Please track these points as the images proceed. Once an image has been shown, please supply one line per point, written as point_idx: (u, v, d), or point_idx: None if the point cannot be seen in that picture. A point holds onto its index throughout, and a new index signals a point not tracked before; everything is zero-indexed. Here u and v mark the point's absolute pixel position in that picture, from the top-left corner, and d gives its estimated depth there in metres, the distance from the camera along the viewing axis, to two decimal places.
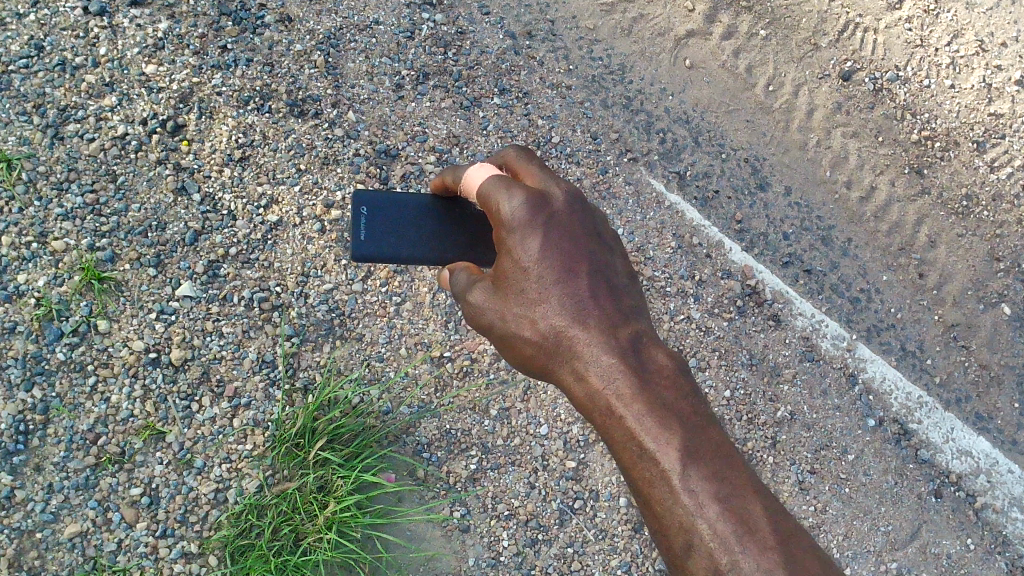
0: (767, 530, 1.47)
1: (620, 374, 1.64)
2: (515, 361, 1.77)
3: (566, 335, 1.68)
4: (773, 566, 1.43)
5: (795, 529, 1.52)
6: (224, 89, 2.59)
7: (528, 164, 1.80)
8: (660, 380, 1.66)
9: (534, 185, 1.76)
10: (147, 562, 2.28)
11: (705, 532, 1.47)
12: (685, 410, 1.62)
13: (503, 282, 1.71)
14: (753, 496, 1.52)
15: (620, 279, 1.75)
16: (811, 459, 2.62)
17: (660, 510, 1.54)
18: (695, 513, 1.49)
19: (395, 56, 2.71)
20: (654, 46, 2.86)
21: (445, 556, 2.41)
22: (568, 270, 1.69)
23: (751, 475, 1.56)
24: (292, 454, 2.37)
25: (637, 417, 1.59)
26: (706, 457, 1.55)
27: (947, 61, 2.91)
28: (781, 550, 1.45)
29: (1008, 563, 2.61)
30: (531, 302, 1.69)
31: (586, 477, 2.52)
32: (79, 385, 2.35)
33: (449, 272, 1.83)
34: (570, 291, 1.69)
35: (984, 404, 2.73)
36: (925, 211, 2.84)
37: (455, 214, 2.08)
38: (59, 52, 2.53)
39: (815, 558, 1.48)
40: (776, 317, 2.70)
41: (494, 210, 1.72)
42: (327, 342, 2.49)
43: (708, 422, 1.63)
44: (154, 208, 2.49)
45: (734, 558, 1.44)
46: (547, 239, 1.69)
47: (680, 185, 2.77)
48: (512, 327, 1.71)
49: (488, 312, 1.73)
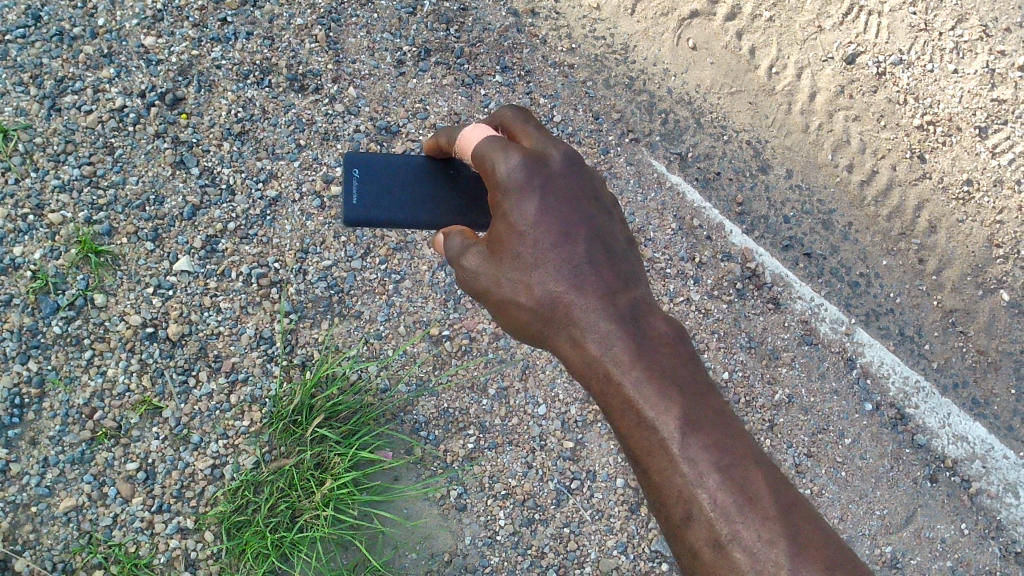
0: (768, 500, 1.48)
1: (617, 341, 1.64)
2: (508, 327, 1.76)
3: (563, 301, 1.67)
4: (774, 536, 1.44)
5: (796, 498, 1.53)
6: (223, 62, 2.57)
7: (525, 124, 1.77)
8: (659, 348, 1.66)
9: (531, 147, 1.73)
10: (143, 538, 2.27)
11: (706, 502, 1.48)
12: (683, 377, 1.62)
13: (498, 245, 1.68)
14: (753, 465, 1.53)
15: (618, 243, 1.74)
16: (808, 443, 2.62)
17: (659, 480, 1.54)
18: (696, 483, 1.49)
19: (397, 32, 2.69)
20: (657, 26, 2.84)
21: (442, 535, 2.41)
22: (565, 234, 1.67)
23: (750, 443, 1.58)
24: (289, 431, 2.36)
25: (635, 384, 1.60)
26: (706, 426, 1.55)
27: (950, 46, 2.90)
28: (783, 520, 1.46)
29: (1001, 548, 2.62)
30: (527, 267, 1.67)
31: (583, 457, 2.51)
32: (75, 358, 2.34)
33: (442, 235, 1.79)
34: (567, 255, 1.67)
35: (981, 389, 2.73)
36: (926, 196, 2.83)
37: (450, 176, 2.04)
38: (57, 22, 2.51)
39: (815, 528, 1.50)
40: (775, 300, 2.70)
41: (490, 171, 1.69)
42: (325, 319, 2.47)
43: (708, 390, 1.63)
44: (152, 182, 2.47)
45: (735, 529, 1.45)
46: (544, 202, 1.67)
47: (682, 166, 2.76)
48: (507, 292, 1.69)
49: (481, 277, 1.70)
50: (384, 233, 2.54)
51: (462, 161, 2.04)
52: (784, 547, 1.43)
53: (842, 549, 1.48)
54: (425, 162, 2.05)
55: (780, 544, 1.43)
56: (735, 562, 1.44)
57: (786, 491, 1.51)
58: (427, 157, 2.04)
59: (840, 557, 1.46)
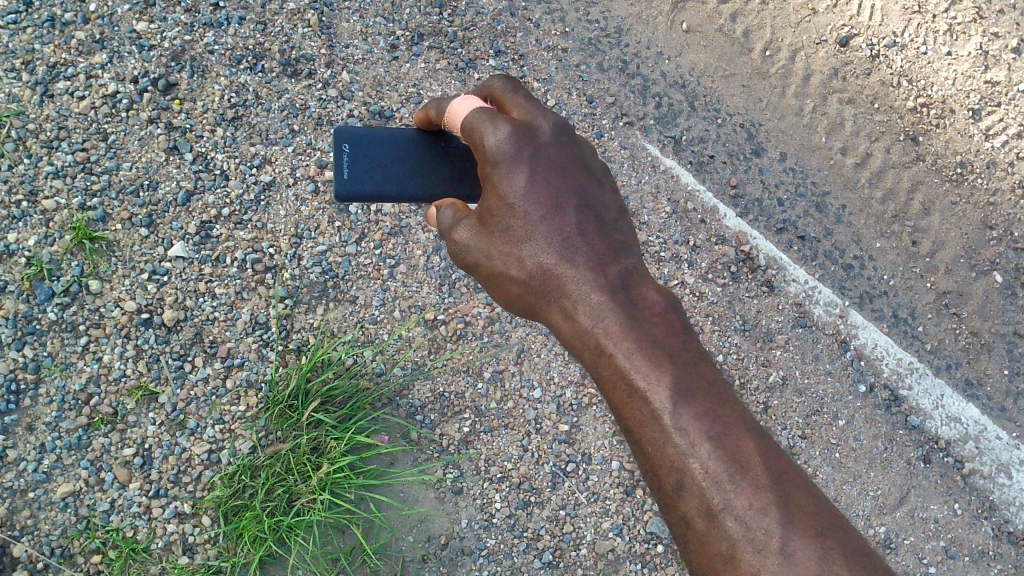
0: (759, 468, 1.48)
1: (609, 313, 1.65)
2: (503, 301, 1.79)
3: (554, 273, 1.68)
4: (766, 504, 1.43)
5: (788, 466, 1.52)
6: (216, 47, 2.56)
7: (514, 94, 1.78)
8: (651, 318, 1.66)
9: (520, 118, 1.74)
10: (140, 522, 2.28)
11: (698, 471, 1.47)
12: (674, 346, 1.62)
13: (489, 218, 1.69)
14: (746, 433, 1.52)
15: (609, 215, 1.75)
16: (802, 424, 2.63)
17: (651, 450, 1.55)
18: (688, 453, 1.49)
19: (390, 16, 2.69)
20: (650, 9, 2.84)
21: (438, 518, 2.42)
22: (555, 206, 1.68)
23: (743, 411, 1.57)
24: (286, 416, 2.37)
25: (627, 355, 1.60)
26: (698, 394, 1.55)
27: (944, 28, 2.88)
28: (774, 488, 1.46)
29: (994, 528, 2.63)
30: (518, 240, 1.68)
31: (578, 440, 2.52)
32: (70, 345, 2.34)
33: (435, 210, 1.80)
34: (558, 227, 1.68)
35: (974, 370, 2.74)
36: (920, 178, 2.84)
37: (440, 146, 2.05)
38: (48, 8, 2.50)
39: (808, 495, 1.49)
40: (769, 283, 2.71)
41: (479, 143, 1.69)
42: (321, 304, 2.48)
43: (701, 359, 1.64)
44: (146, 167, 2.46)
45: (727, 498, 1.45)
46: (533, 173, 1.67)
47: (676, 149, 2.77)
48: (499, 264, 1.71)
49: (473, 250, 1.72)
50: (380, 218, 2.54)
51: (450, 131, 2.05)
52: (776, 515, 1.43)
53: (835, 517, 1.48)
54: (418, 142, 2.05)
55: (771, 513, 1.43)
56: (727, 531, 1.44)
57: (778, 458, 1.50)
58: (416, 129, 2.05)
59: (833, 525, 1.45)
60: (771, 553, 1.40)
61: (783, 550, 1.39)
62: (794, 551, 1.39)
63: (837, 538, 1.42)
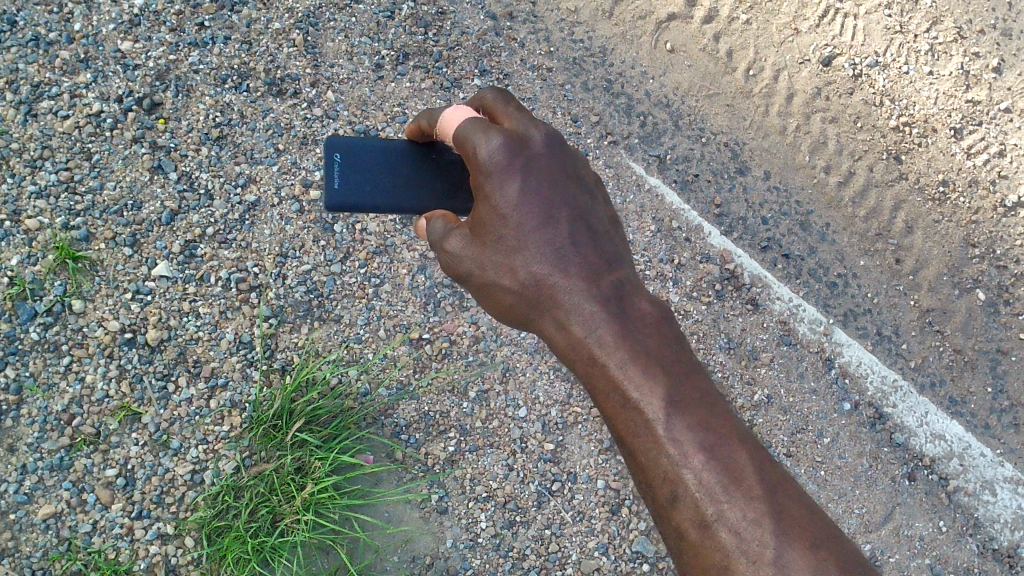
0: (753, 478, 1.47)
1: (602, 323, 1.65)
2: (495, 311, 1.78)
3: (547, 283, 1.68)
4: (760, 515, 1.43)
5: (782, 476, 1.52)
6: (201, 66, 2.57)
7: (505, 105, 1.77)
8: (644, 328, 1.66)
9: (513, 128, 1.73)
10: (123, 544, 2.26)
11: (692, 482, 1.47)
12: (667, 357, 1.62)
13: (481, 229, 1.69)
14: (739, 443, 1.51)
15: (601, 225, 1.75)
16: (787, 443, 2.63)
17: (645, 461, 1.54)
18: (682, 464, 1.48)
19: (376, 36, 2.70)
20: (635, 29, 2.86)
21: (422, 537, 2.41)
22: (547, 216, 1.68)
23: (737, 421, 1.56)
24: (270, 436, 2.35)
25: (620, 365, 1.60)
26: (692, 404, 1.54)
27: (926, 47, 2.94)
28: (768, 498, 1.45)
29: (979, 546, 2.63)
30: (510, 251, 1.68)
31: (564, 459, 2.51)
32: (53, 365, 2.33)
33: (426, 221, 1.80)
34: (550, 238, 1.68)
35: (958, 388, 2.75)
36: (902, 197, 2.86)
37: (433, 160, 2.05)
38: (32, 28, 2.50)
39: (801, 506, 1.49)
40: (754, 301, 2.71)
41: (471, 154, 1.69)
42: (305, 323, 2.47)
43: (694, 369, 1.64)
44: (130, 187, 2.46)
45: (720, 508, 1.44)
46: (526, 184, 1.67)
47: (660, 168, 2.78)
48: (491, 276, 1.70)
49: (465, 261, 1.71)
50: (364, 237, 2.54)
51: (441, 149, 2.05)
52: (770, 525, 1.42)
53: (828, 527, 1.47)
54: (403, 161, 2.05)
55: (765, 523, 1.42)
56: (721, 542, 1.43)
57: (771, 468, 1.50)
58: (409, 141, 2.05)
59: (827, 536, 1.44)
60: (764, 564, 1.39)
61: (777, 560, 1.39)
62: (788, 562, 1.38)
63: (831, 549, 1.42)
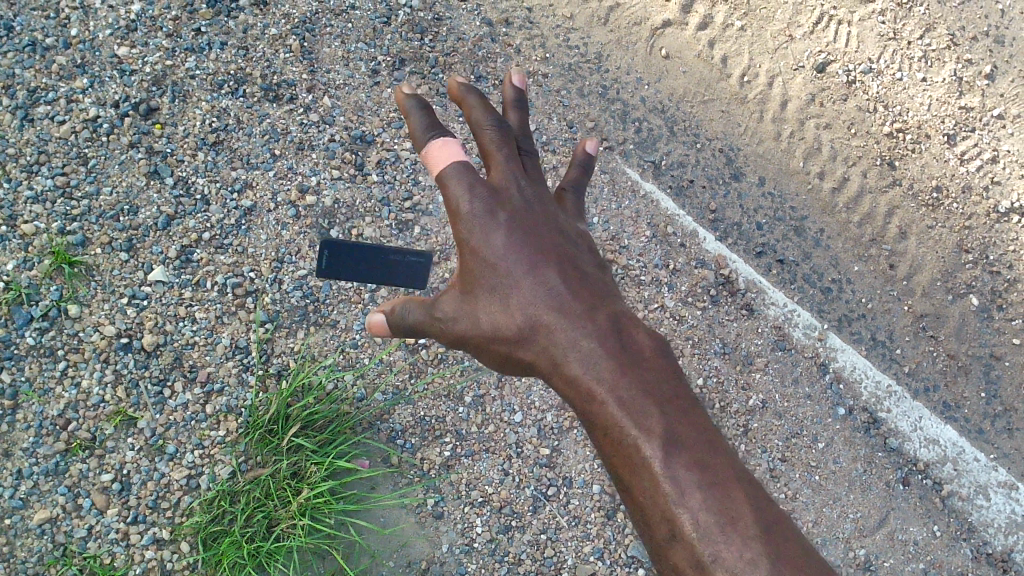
0: (751, 519, 1.34)
1: (597, 357, 1.56)
2: (497, 365, 1.76)
3: (540, 326, 1.63)
4: (756, 555, 1.30)
5: (783, 517, 1.40)
6: (198, 72, 2.57)
7: (495, 152, 1.79)
8: (643, 361, 1.57)
9: (496, 180, 1.76)
10: (118, 549, 2.26)
11: (687, 523, 1.34)
12: (666, 389, 1.52)
13: (471, 283, 1.71)
14: (736, 481, 1.39)
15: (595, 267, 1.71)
16: (782, 447, 2.63)
17: (641, 500, 1.42)
18: (678, 502, 1.35)
19: (372, 41, 2.70)
20: (631, 35, 2.88)
21: (418, 542, 2.41)
22: (532, 262, 1.67)
23: (735, 461, 1.44)
24: (266, 441, 2.36)
25: (614, 400, 1.50)
26: (689, 438, 1.42)
27: (919, 54, 2.96)
28: (766, 540, 1.32)
29: (973, 550, 2.64)
30: (501, 301, 1.67)
31: (559, 464, 2.52)
32: (49, 370, 2.33)
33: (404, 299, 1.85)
34: (537, 282, 1.65)
35: (951, 393, 2.77)
36: (896, 203, 2.87)
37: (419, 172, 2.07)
38: (29, 33, 2.50)
39: (802, 550, 1.36)
40: (749, 306, 2.72)
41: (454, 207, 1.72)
42: (302, 328, 2.48)
43: (695, 407, 1.52)
44: (126, 192, 2.46)
45: (716, 549, 1.31)
46: (507, 234, 1.69)
47: (655, 174, 2.79)
48: (483, 327, 1.70)
49: (457, 319, 1.74)
50: (361, 242, 2.55)
51: None
52: (767, 567, 1.29)
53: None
54: None
55: (762, 565, 1.29)
56: None
57: (769, 509, 1.37)
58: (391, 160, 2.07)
59: None
60: None
61: None
62: None
63: None
